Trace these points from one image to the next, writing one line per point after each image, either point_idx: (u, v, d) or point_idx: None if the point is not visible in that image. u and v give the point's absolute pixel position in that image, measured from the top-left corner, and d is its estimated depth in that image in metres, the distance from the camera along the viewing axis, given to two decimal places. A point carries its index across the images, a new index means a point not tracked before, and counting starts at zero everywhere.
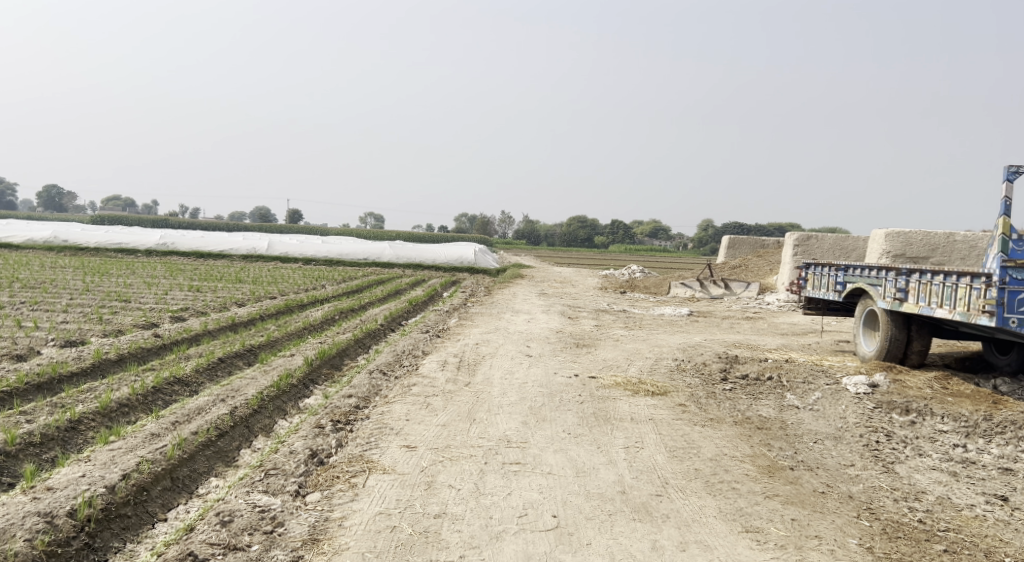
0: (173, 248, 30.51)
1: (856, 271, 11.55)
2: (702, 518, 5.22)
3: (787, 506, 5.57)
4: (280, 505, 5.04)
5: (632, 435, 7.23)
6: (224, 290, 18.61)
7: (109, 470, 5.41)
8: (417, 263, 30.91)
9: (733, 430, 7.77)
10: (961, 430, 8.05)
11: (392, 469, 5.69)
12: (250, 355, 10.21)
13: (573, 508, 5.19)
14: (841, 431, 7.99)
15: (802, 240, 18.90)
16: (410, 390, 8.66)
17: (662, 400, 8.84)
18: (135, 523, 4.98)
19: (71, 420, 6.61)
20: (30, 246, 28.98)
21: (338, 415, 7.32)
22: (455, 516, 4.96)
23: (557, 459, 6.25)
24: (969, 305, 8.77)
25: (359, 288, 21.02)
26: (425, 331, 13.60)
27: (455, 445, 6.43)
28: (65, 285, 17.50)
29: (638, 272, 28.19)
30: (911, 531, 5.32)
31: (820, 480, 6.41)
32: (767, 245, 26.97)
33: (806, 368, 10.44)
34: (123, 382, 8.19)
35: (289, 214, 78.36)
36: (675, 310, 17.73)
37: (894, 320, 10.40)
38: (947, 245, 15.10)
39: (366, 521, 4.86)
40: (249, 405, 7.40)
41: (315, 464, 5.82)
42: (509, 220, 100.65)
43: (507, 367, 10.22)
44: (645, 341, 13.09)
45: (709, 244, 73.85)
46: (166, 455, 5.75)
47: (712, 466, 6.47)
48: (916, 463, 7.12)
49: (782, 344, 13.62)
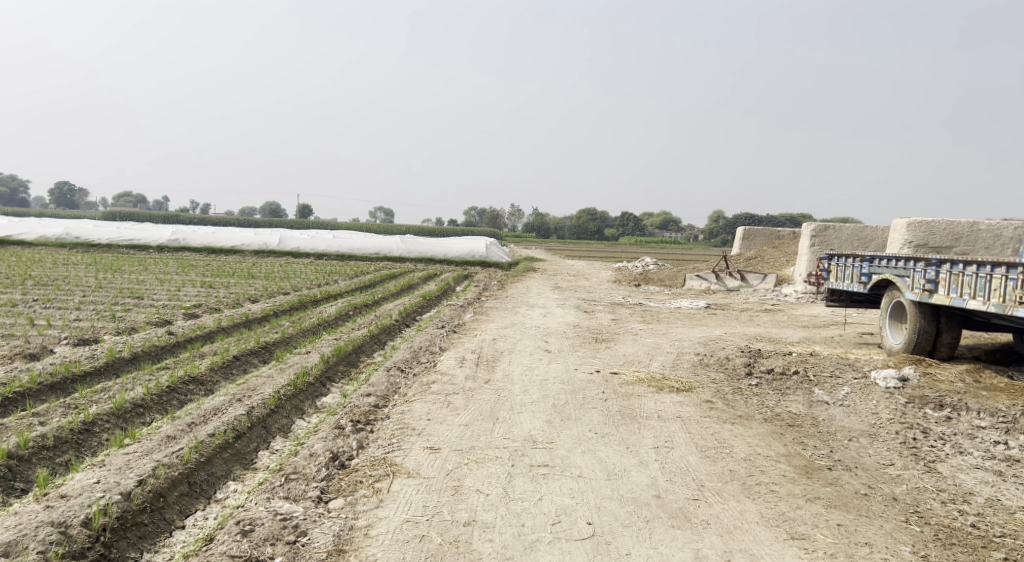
0: (185, 243, 30.32)
1: (882, 262, 11.22)
2: (745, 524, 4.98)
3: (831, 509, 5.32)
4: (302, 512, 4.81)
5: (661, 434, 6.98)
6: (236, 285, 18.44)
7: (125, 475, 5.19)
8: (430, 257, 30.68)
9: (764, 428, 7.49)
10: (1001, 426, 7.75)
11: (417, 473, 5.45)
12: (266, 352, 9.99)
13: (608, 515, 4.94)
14: (875, 427, 7.70)
15: (820, 231, 18.55)
16: (429, 388, 8.42)
17: (688, 396, 8.58)
18: (153, 531, 4.76)
19: (85, 422, 6.40)
20: (42, 243, 28.85)
21: (357, 414, 7.09)
22: (486, 524, 4.73)
23: (586, 461, 6.01)
24: (1005, 296, 8.46)
25: (372, 283, 20.77)
26: (441, 326, 13.37)
27: (479, 446, 6.19)
28: (78, 283, 17.32)
29: (652, 264, 27.85)
30: (966, 537, 5.05)
31: (860, 480, 6.14)
32: (783, 236, 26.57)
33: (833, 362, 10.14)
34: (138, 381, 7.99)
35: (300, 209, 78.52)
36: (693, 303, 17.44)
37: (923, 311, 10.08)
38: (972, 234, 14.72)
39: (394, 530, 4.63)
40: (266, 405, 7.18)
41: (337, 468, 5.58)
42: (519, 212, 100.40)
43: (526, 363, 9.97)
44: (664, 335, 12.81)
45: (721, 234, 73.33)
46: (183, 459, 5.53)
47: (747, 467, 6.22)
48: (958, 461, 6.83)
49: (805, 336, 13.31)
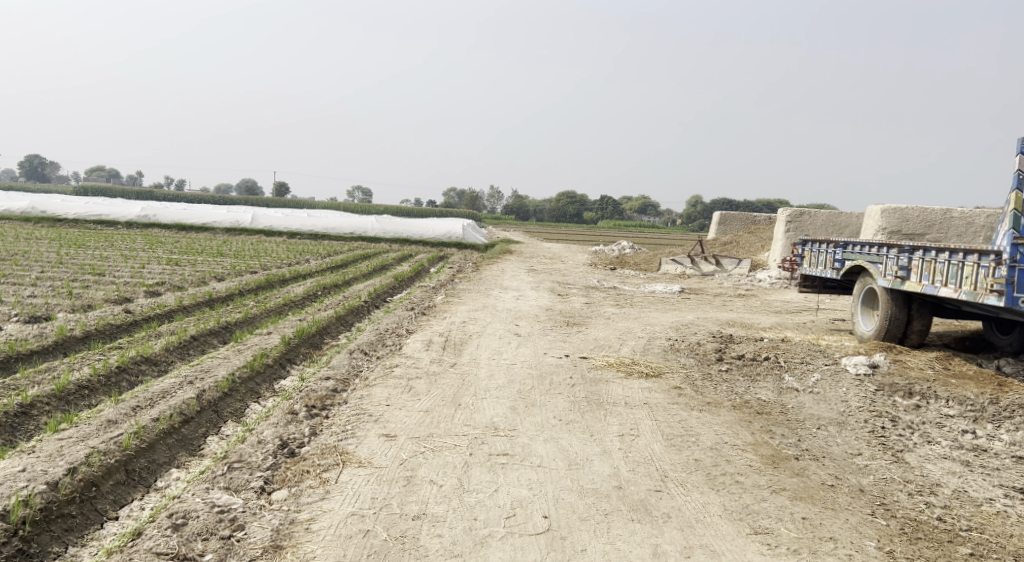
0: (155, 220, 29.75)
1: (856, 248, 11.08)
2: (706, 517, 4.81)
3: (796, 501, 5.16)
4: (241, 504, 4.58)
5: (627, 422, 6.80)
6: (203, 263, 18.07)
7: (54, 463, 4.92)
8: (405, 238, 30.33)
9: (732, 415, 7.34)
10: (968, 415, 7.66)
11: (369, 462, 5.22)
12: (226, 333, 9.70)
13: (565, 508, 4.75)
14: (844, 415, 7.58)
15: (795, 216, 18.44)
16: (392, 371, 8.20)
17: (656, 382, 8.42)
18: (80, 523, 4.52)
19: (22, 405, 6.15)
20: (7, 217, 28.15)
21: (313, 399, 6.84)
22: (436, 518, 4.52)
23: (548, 449, 5.81)
24: (976, 284, 8.34)
25: (344, 263, 20.46)
26: (410, 308, 13.13)
27: (438, 434, 5.97)
28: (38, 257, 16.87)
29: (629, 248, 27.71)
30: (931, 531, 4.91)
31: (827, 471, 5.99)
32: (759, 221, 26.51)
33: (804, 348, 10.02)
34: (86, 361, 7.70)
35: (277, 187, 77.80)
36: (667, 287, 17.29)
37: (894, 298, 9.98)
38: (944, 222, 14.65)
39: (337, 524, 4.41)
40: (219, 388, 6.92)
41: (285, 456, 5.35)
42: (497, 195, 100.00)
43: (494, 347, 9.76)
44: (636, 320, 12.65)
45: (698, 220, 73.37)
46: (121, 445, 5.26)
47: (712, 456, 6.06)
48: (926, 451, 6.71)
49: (777, 322, 13.20)
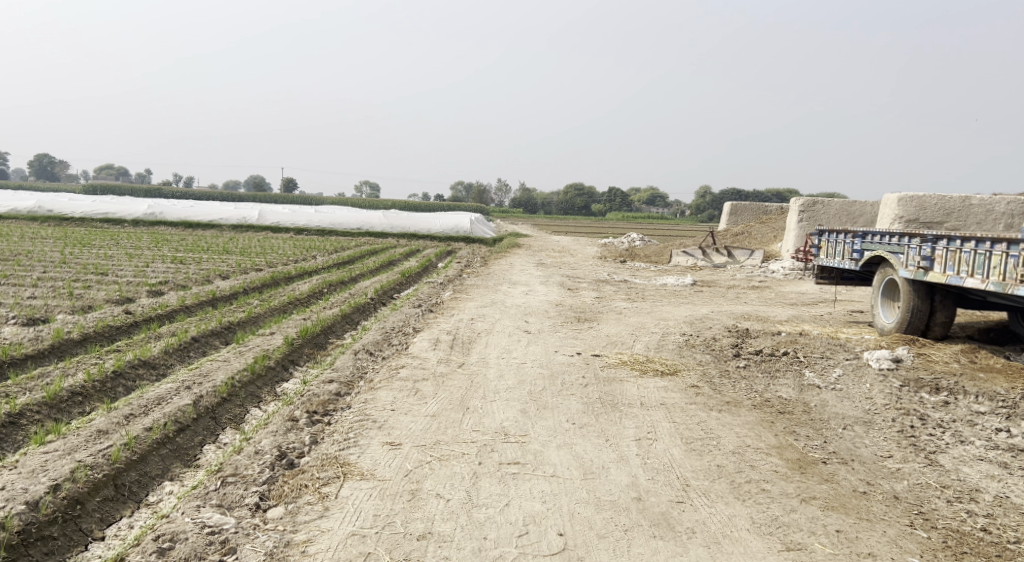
0: (161, 217, 29.51)
1: (874, 239, 10.67)
2: (734, 532, 4.48)
3: (827, 512, 4.83)
4: (235, 524, 4.29)
5: (643, 424, 6.48)
6: (208, 261, 17.75)
7: (36, 480, 4.62)
8: (413, 233, 29.96)
9: (753, 416, 6.99)
10: (1001, 412, 7.28)
11: (371, 474, 4.91)
12: (228, 333, 9.40)
13: (582, 524, 4.43)
14: (870, 414, 7.22)
15: (808, 206, 18.05)
16: (398, 373, 7.88)
17: (672, 381, 8.07)
18: (62, 546, 4.24)
19: (10, 414, 5.88)
20: (13, 217, 27.91)
21: (314, 404, 6.51)
22: (443, 538, 4.21)
23: (561, 457, 5.49)
24: (1004, 274, 7.95)
25: (351, 259, 20.16)
26: (417, 305, 12.80)
27: (444, 441, 5.65)
28: (41, 257, 16.63)
29: (639, 239, 27.32)
30: (977, 545, 4.57)
31: (858, 476, 5.64)
32: (771, 210, 26.06)
33: (824, 341, 9.64)
34: (81, 366, 7.41)
35: (285, 183, 77.62)
36: (678, 279, 16.92)
37: (917, 289, 9.58)
38: (963, 209, 14.21)
39: (337, 546, 4.11)
40: (217, 393, 6.61)
41: (283, 467, 5.04)
42: (505, 188, 99.47)
43: (503, 345, 9.44)
44: (649, 314, 12.30)
45: (708, 211, 72.61)
46: (110, 458, 4.97)
47: (735, 461, 5.72)
48: (960, 452, 6.35)
49: (794, 315, 12.82)
